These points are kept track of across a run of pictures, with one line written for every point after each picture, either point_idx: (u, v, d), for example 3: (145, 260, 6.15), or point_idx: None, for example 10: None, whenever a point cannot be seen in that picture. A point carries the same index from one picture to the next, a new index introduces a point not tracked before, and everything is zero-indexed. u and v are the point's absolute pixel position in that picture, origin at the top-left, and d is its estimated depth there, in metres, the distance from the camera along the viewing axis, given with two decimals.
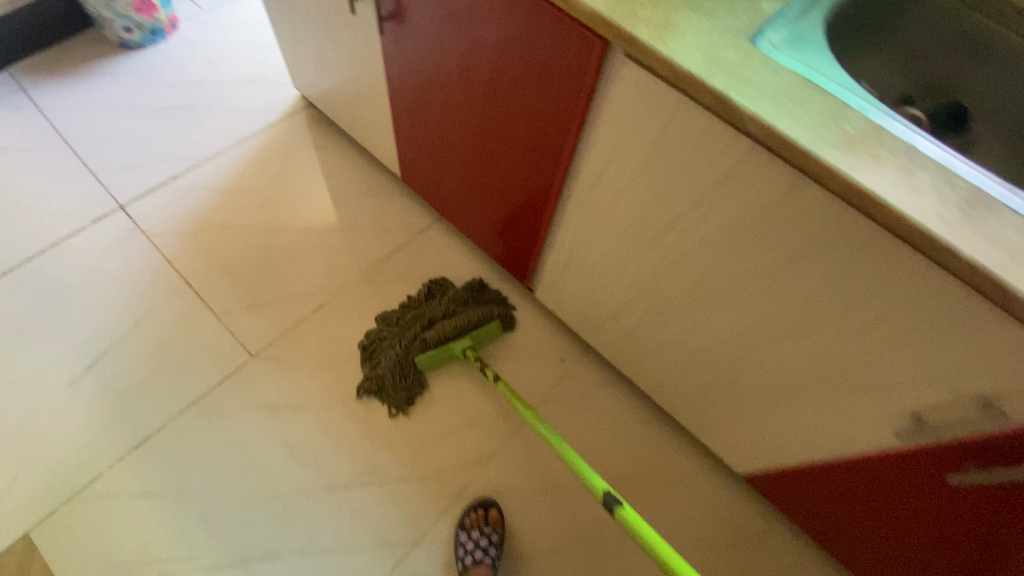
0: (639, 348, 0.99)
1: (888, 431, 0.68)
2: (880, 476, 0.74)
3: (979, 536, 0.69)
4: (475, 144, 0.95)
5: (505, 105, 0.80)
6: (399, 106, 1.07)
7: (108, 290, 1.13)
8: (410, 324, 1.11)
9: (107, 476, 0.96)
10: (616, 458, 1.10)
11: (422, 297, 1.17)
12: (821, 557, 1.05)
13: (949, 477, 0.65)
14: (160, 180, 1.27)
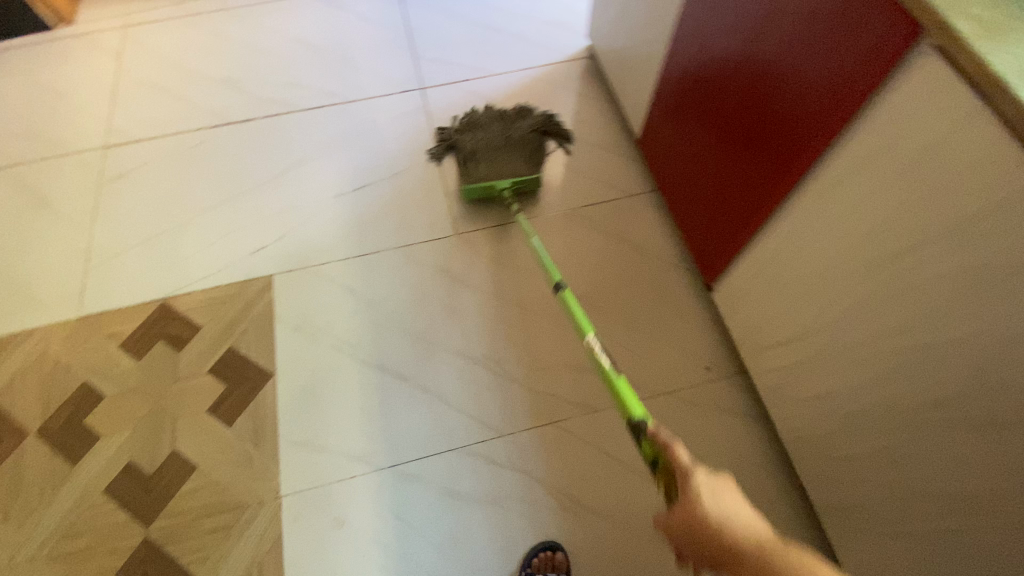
0: (805, 385, 0.91)
1: None
2: None
3: None
4: (723, 125, 0.97)
5: (775, 97, 0.81)
6: (669, 72, 1.12)
7: (391, 141, 1.43)
8: (482, 137, 1.29)
9: (333, 265, 1.25)
10: (718, 479, 1.03)
11: (517, 117, 1.33)
12: None
13: None
14: (455, 79, 1.54)
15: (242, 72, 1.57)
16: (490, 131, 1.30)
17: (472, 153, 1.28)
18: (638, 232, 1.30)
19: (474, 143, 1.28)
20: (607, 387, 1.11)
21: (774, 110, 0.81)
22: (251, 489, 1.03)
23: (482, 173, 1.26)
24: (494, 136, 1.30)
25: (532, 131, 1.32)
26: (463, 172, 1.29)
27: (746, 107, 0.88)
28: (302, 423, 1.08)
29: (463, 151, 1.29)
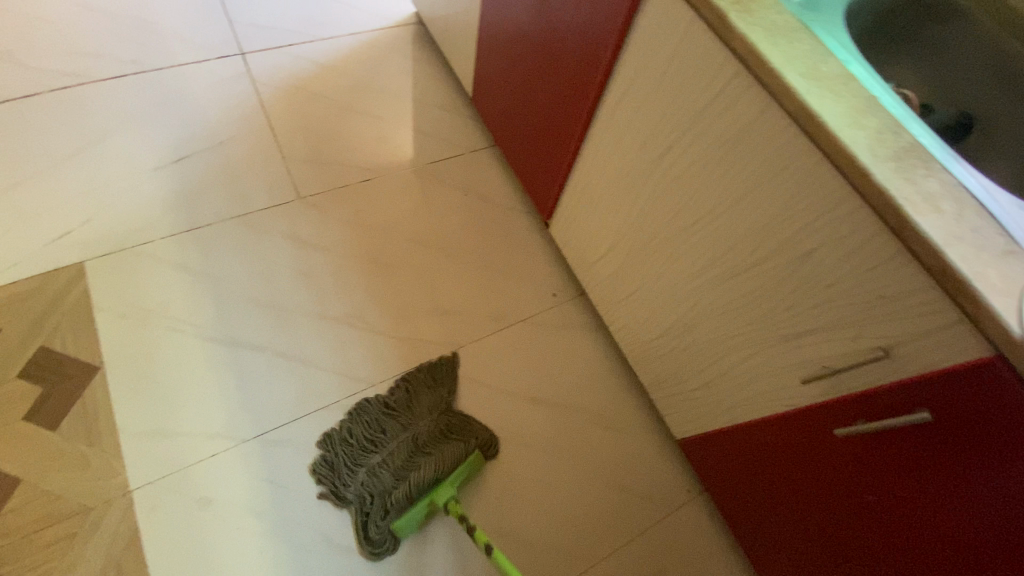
0: (618, 291, 1.04)
1: (795, 382, 0.72)
2: (787, 439, 0.77)
3: (859, 509, 0.71)
4: (531, 70, 1.07)
5: (561, 32, 0.91)
6: (482, 25, 1.19)
7: (211, 110, 1.33)
8: (388, 453, 1.02)
9: (158, 244, 1.15)
10: (570, 388, 1.15)
11: (406, 399, 1.08)
12: (723, 541, 1.07)
13: (835, 431, 0.69)
14: (278, 45, 1.47)
15: (10, 38, 1.34)
16: (403, 462, 1.01)
17: (399, 475, 1.00)
18: (481, 181, 1.38)
19: (431, 472, 0.99)
20: (468, 322, 1.19)
21: (562, 52, 0.92)
22: (93, 490, 0.94)
23: (411, 499, 0.98)
24: (399, 453, 1.02)
25: (444, 403, 1.09)
26: (455, 450, 1.03)
27: (545, 49, 0.99)
28: (143, 412, 1.00)
29: (366, 504, 0.98)
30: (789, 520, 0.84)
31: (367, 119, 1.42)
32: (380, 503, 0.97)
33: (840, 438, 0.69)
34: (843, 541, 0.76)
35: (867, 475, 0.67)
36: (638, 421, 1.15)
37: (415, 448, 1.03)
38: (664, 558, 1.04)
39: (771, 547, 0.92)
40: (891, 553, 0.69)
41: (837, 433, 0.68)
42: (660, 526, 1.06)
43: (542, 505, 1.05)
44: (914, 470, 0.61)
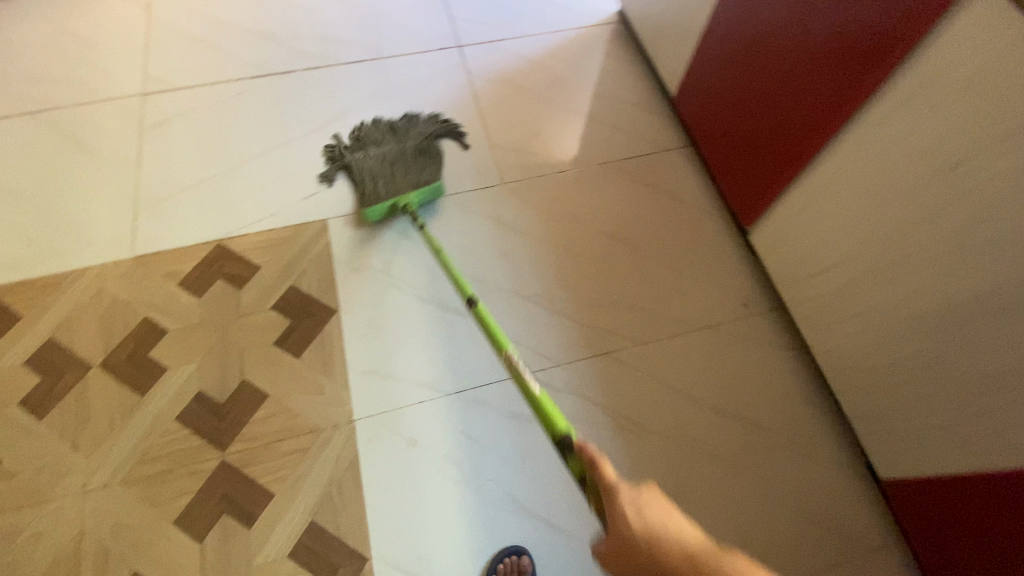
0: (844, 307, 0.98)
1: None
2: None
3: None
4: (767, 76, 1.05)
5: (832, 38, 0.89)
6: (710, 31, 1.20)
7: (433, 96, 1.47)
8: (380, 151, 1.31)
9: (385, 210, 1.29)
10: (761, 403, 1.10)
11: (406, 124, 1.39)
12: None
13: None
14: (492, 39, 1.58)
15: (278, 24, 1.58)
16: (386, 168, 1.29)
17: (390, 175, 1.28)
18: (674, 181, 1.37)
19: (410, 180, 1.27)
20: (654, 319, 1.18)
21: (825, 56, 0.91)
22: (323, 414, 1.07)
23: (386, 198, 1.25)
24: (383, 151, 1.32)
25: (435, 132, 1.37)
26: (424, 172, 1.29)
27: (795, 56, 0.97)
28: (367, 354, 1.13)
29: (357, 180, 1.29)
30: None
31: (568, 113, 1.48)
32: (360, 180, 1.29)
33: None
34: None
35: None
36: (833, 452, 1.07)
37: (397, 154, 1.31)
38: None
39: None
40: None
41: None
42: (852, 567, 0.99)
43: (722, 517, 1.02)
44: None
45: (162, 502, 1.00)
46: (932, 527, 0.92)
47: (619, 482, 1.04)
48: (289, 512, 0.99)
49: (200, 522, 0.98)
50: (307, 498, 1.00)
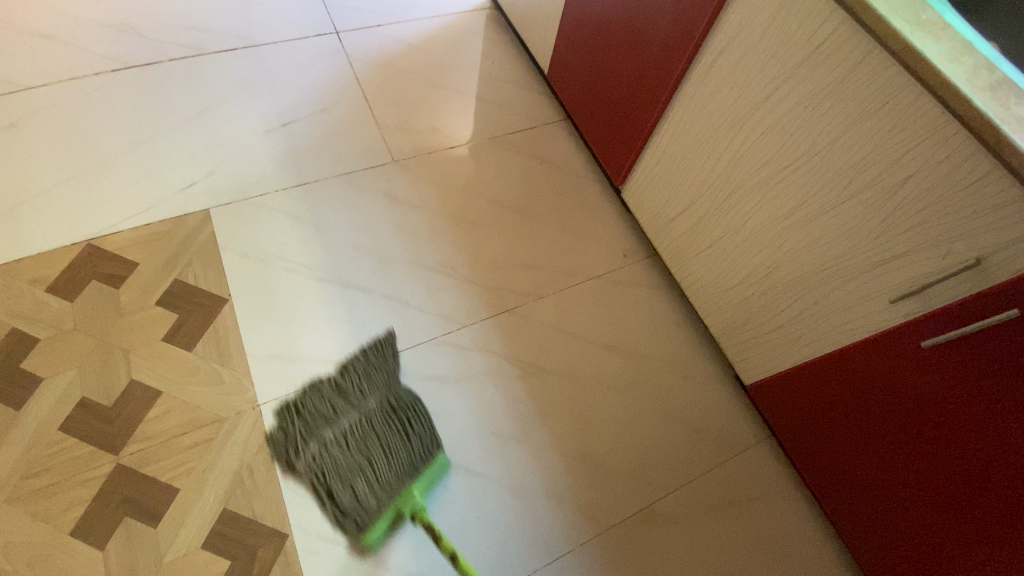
0: (700, 240, 1.13)
1: (885, 302, 0.83)
2: (870, 362, 0.88)
3: (939, 416, 0.81)
4: (616, 45, 1.17)
5: (659, 6, 1.01)
6: (567, 7, 1.30)
7: (312, 82, 1.47)
8: (322, 455, 0.97)
9: (273, 196, 1.28)
10: (645, 338, 1.23)
11: (355, 378, 1.06)
12: (790, 481, 1.14)
13: (923, 344, 0.79)
14: (369, 25, 1.60)
15: (134, 15, 1.49)
16: (366, 447, 0.97)
17: (372, 456, 0.97)
18: (555, 149, 1.47)
19: (409, 455, 0.98)
20: (546, 276, 1.27)
21: (656, 23, 1.03)
22: (223, 403, 1.04)
23: (380, 509, 0.94)
24: (342, 431, 0.99)
25: (388, 391, 1.05)
26: (421, 430, 1.01)
27: (634, 24, 1.09)
28: (267, 339, 1.12)
29: (318, 481, 0.98)
30: (873, 453, 0.93)
31: (451, 93, 1.53)
32: (319, 484, 0.98)
33: (926, 349, 0.79)
34: (916, 451, 0.86)
35: (952, 381, 0.77)
36: (708, 371, 1.22)
37: (332, 401, 1.02)
38: (737, 493, 1.12)
39: (835, 472, 1.03)
40: (964, 452, 0.80)
41: (924, 344, 0.79)
42: (733, 466, 1.14)
43: (619, 439, 1.12)
44: (1000, 371, 0.71)
45: (55, 516, 0.94)
46: (783, 415, 1.09)
47: (527, 424, 1.12)
48: (198, 504, 0.97)
49: (100, 528, 0.94)
50: (216, 487, 0.99)
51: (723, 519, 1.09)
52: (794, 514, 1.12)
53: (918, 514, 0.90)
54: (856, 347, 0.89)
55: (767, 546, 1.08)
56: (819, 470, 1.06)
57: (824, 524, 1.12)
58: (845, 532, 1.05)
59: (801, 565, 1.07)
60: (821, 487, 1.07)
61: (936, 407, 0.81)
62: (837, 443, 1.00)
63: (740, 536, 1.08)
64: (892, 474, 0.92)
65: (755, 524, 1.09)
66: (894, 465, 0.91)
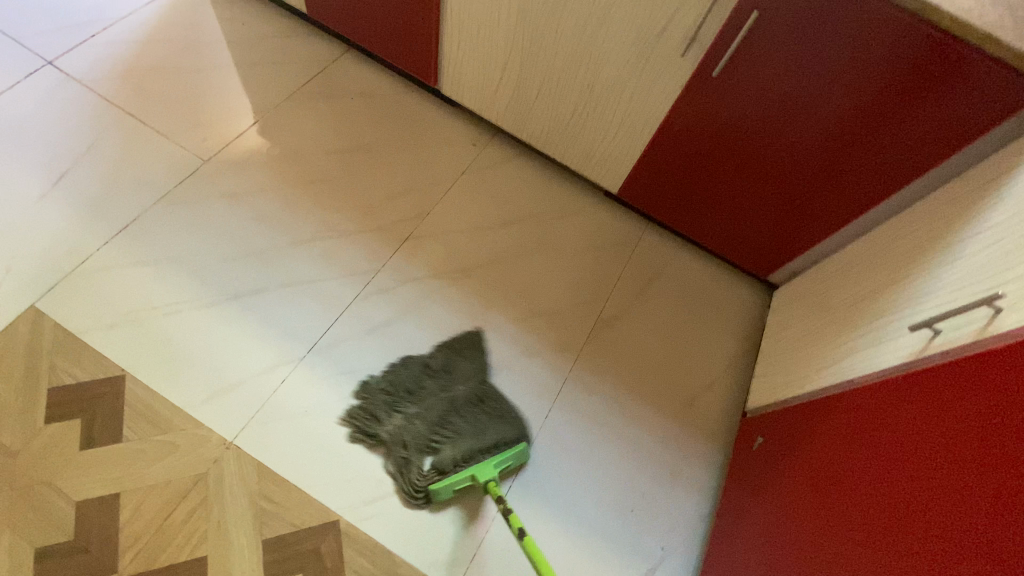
0: (528, 91, 1.24)
1: (678, 59, 1.00)
2: (692, 111, 1.07)
3: (752, 121, 1.03)
4: None
5: None
6: None
7: (57, 124, 1.25)
8: (416, 429, 1.06)
9: (101, 255, 1.12)
10: (529, 201, 1.36)
11: (443, 366, 1.14)
12: (684, 247, 1.37)
13: (714, 74, 0.98)
14: (81, 40, 1.36)
15: None
16: (453, 423, 1.07)
17: (442, 422, 1.07)
18: (359, 81, 1.43)
19: (475, 421, 1.08)
20: (421, 194, 1.32)
21: None
22: (195, 460, 0.99)
23: (456, 464, 1.02)
24: (438, 409, 1.08)
25: (478, 371, 1.16)
26: (492, 407, 1.10)
27: None
28: (196, 382, 1.04)
29: (401, 448, 1.04)
30: (727, 184, 1.17)
31: (221, 71, 1.38)
32: (419, 447, 1.04)
33: (719, 78, 0.99)
34: (752, 156, 1.09)
35: (746, 89, 0.98)
36: (585, 201, 1.39)
37: (454, 405, 1.09)
38: (652, 270, 1.33)
39: (709, 215, 1.26)
40: (779, 137, 1.03)
41: (715, 74, 0.98)
42: (641, 255, 1.34)
43: (550, 285, 1.28)
44: (768, 61, 0.92)
45: None
46: (656, 199, 1.29)
47: (480, 315, 1.22)
48: (233, 556, 0.94)
49: None
50: (242, 528, 0.96)
51: (653, 292, 1.31)
52: (698, 268, 1.35)
53: (772, 205, 1.15)
54: (679, 107, 1.08)
55: (690, 293, 1.32)
56: (697, 223, 1.29)
57: (721, 264, 1.37)
58: (736, 257, 1.31)
59: (719, 294, 1.33)
60: (704, 236, 1.31)
61: (746, 120, 1.03)
62: (701, 190, 1.21)
63: (669, 296, 1.31)
64: (744, 192, 1.16)
65: (675, 283, 1.33)
66: (744, 178, 1.13)
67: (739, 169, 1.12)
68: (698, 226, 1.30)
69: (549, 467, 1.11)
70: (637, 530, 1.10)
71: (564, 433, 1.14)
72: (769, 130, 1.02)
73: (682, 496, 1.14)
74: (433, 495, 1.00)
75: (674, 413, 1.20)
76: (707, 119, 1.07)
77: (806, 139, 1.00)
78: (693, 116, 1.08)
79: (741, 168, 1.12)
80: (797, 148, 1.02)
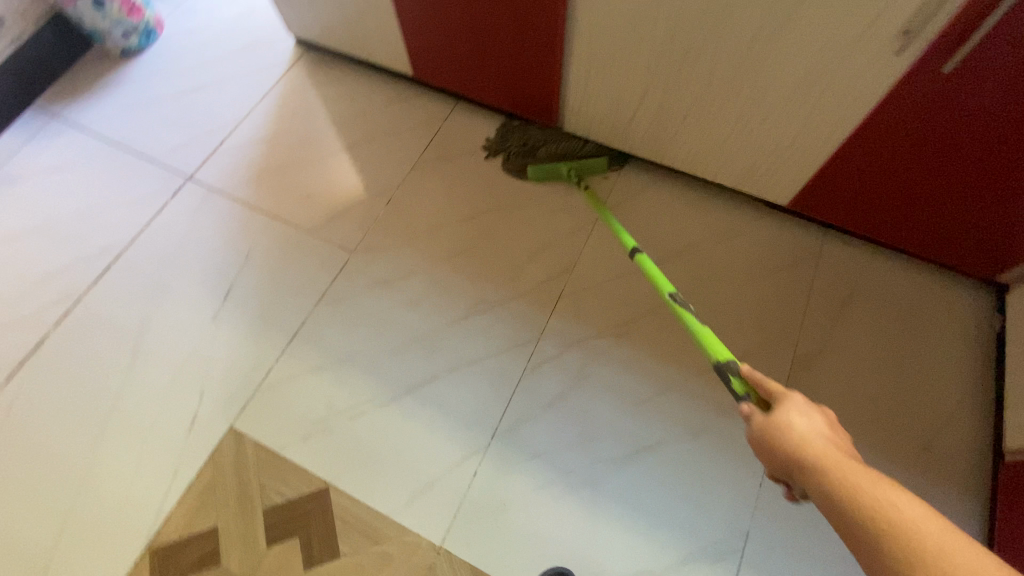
0: (674, 117, 1.11)
1: (888, 60, 0.83)
2: (903, 114, 0.89)
3: (991, 118, 0.84)
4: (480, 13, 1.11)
5: None
6: (406, 10, 1.20)
7: (210, 239, 1.29)
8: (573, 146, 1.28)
9: (279, 366, 1.14)
10: (683, 231, 1.23)
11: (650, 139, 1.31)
12: (875, 254, 1.19)
13: (943, 71, 0.81)
14: (212, 149, 1.41)
15: None
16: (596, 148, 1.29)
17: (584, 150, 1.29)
18: (476, 135, 1.37)
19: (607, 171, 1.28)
20: (567, 243, 1.23)
21: None
22: (411, 569, 0.97)
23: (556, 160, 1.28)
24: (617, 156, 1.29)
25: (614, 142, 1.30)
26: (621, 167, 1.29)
27: None
28: (395, 487, 1.03)
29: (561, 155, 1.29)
30: (944, 187, 0.98)
31: (343, 155, 1.38)
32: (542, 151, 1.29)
33: (949, 74, 0.81)
34: (986, 155, 0.89)
35: (989, 82, 0.80)
36: (747, 218, 1.23)
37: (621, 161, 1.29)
38: (845, 286, 1.16)
39: (914, 221, 1.07)
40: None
41: (945, 71, 0.80)
42: (827, 273, 1.17)
43: (730, 321, 1.14)
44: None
45: None
46: (841, 208, 1.12)
47: (660, 370, 1.10)
48: None
49: None
50: None
51: (852, 312, 1.14)
52: (900, 276, 1.16)
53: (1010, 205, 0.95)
54: (881, 109, 0.90)
55: (898, 308, 1.14)
56: (895, 230, 1.11)
57: (924, 266, 1.17)
58: (950, 261, 1.11)
59: (933, 305, 1.14)
60: (905, 242, 1.12)
61: (981, 115, 0.84)
62: (903, 196, 1.03)
63: (874, 314, 1.13)
64: (970, 193, 0.96)
65: (876, 298, 1.15)
66: (970, 180, 0.94)
67: (963, 169, 0.93)
68: (897, 231, 1.11)
69: (779, 536, 0.98)
70: None
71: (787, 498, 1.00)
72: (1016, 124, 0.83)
73: None
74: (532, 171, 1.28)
75: (909, 460, 1.03)
76: (922, 119, 0.89)
77: None
78: (904, 119, 0.90)
79: (967, 167, 0.93)
80: None
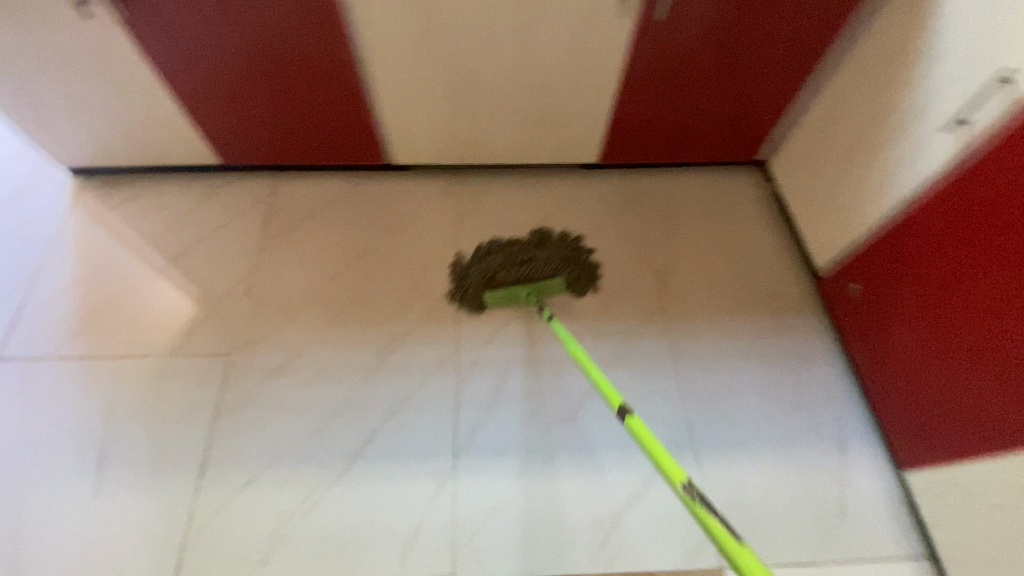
0: (485, 119, 1.25)
1: (620, 23, 1.06)
2: (647, 56, 1.13)
3: (702, 41, 1.11)
4: (273, 83, 1.14)
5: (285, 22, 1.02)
6: (191, 101, 1.17)
7: (52, 412, 1.10)
8: (515, 276, 1.19)
9: (202, 503, 1.02)
10: (533, 212, 1.38)
11: (539, 238, 1.29)
12: (675, 173, 1.46)
13: (659, 16, 1.05)
14: (9, 318, 1.20)
15: None
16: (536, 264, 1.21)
17: (527, 266, 1.20)
18: (312, 198, 1.37)
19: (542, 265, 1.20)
20: (441, 260, 1.30)
21: (295, 35, 1.05)
22: None
23: (504, 290, 1.19)
24: (556, 258, 1.22)
25: (567, 255, 1.25)
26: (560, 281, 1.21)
27: (275, 53, 1.08)
28: (382, 554, 0.99)
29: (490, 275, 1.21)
30: (696, 104, 1.25)
31: (177, 266, 1.27)
32: (483, 277, 1.20)
33: (663, 17, 1.05)
34: (711, 71, 1.17)
35: (690, 14, 1.06)
36: (575, 183, 1.43)
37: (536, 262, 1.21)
38: (667, 204, 1.41)
39: (688, 138, 1.34)
40: (729, 42, 1.12)
41: (660, 15, 1.05)
42: (651, 200, 1.41)
43: (602, 265, 1.30)
44: None
45: None
46: (638, 146, 1.35)
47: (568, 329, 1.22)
48: None
49: None
50: None
51: (681, 221, 1.38)
52: (698, 182, 1.45)
53: (740, 103, 1.25)
54: (634, 58, 1.13)
55: (709, 205, 1.41)
56: (679, 151, 1.38)
57: (710, 169, 1.47)
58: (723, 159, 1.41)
59: (729, 194, 1.43)
60: (690, 156, 1.40)
61: (697, 40, 1.11)
62: (674, 121, 1.29)
63: (696, 216, 1.39)
64: (714, 102, 1.25)
65: (692, 204, 1.41)
66: (710, 92, 1.22)
67: (702, 86, 1.21)
68: (681, 151, 1.38)
69: (718, 412, 1.13)
70: (812, 419, 1.13)
71: (710, 384, 1.16)
72: (719, 40, 1.11)
73: (822, 368, 1.20)
74: (485, 299, 1.20)
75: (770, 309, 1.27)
76: (661, 56, 1.13)
77: (753, 33, 1.10)
78: (649, 60, 1.14)
79: (706, 84, 1.20)
80: (747, 44, 1.12)
